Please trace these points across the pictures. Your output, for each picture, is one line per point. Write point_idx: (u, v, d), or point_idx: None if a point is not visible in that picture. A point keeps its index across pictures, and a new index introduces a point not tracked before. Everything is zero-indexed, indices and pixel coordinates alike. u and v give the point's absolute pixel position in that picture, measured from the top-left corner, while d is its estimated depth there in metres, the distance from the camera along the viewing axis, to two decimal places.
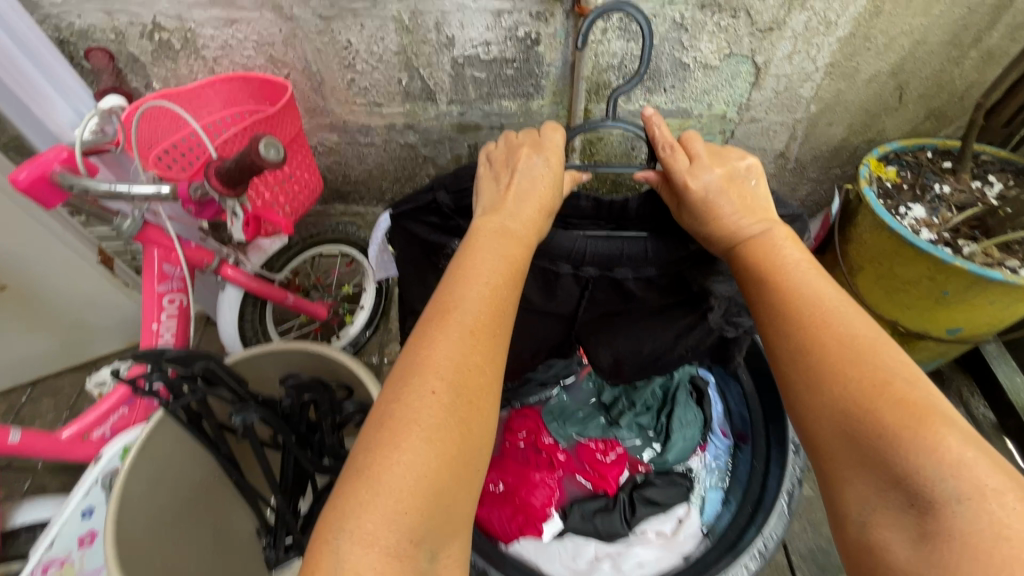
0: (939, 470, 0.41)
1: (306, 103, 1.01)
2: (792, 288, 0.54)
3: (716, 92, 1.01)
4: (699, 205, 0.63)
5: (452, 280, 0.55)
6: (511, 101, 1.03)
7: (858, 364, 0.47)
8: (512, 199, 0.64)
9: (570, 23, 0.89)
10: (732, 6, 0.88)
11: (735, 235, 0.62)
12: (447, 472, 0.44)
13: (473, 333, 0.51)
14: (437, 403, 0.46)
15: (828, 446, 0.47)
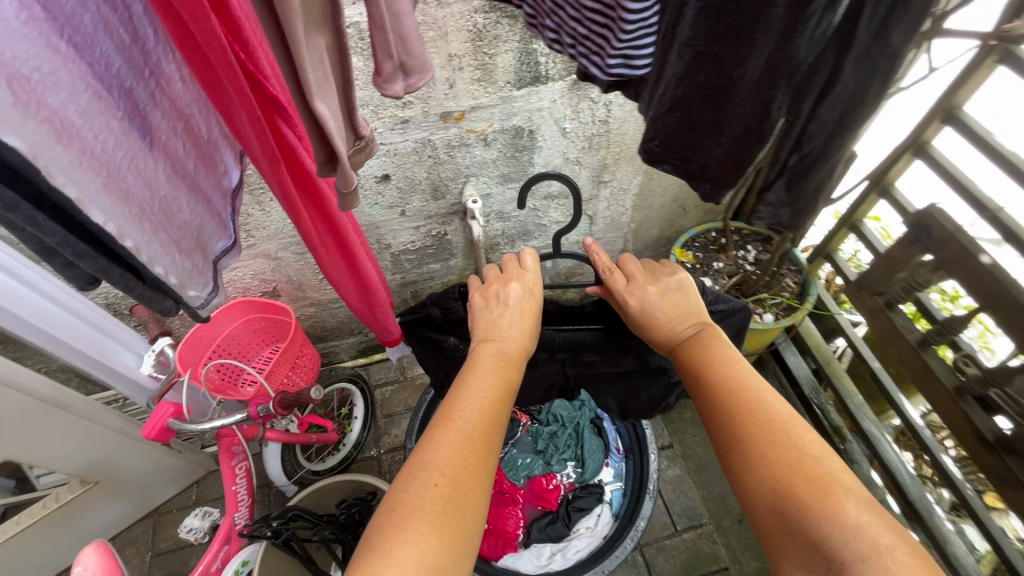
0: (843, 533, 0.53)
1: (291, 296, 1.42)
2: (721, 385, 0.70)
3: (567, 231, 1.52)
4: (644, 315, 0.83)
5: (456, 390, 0.69)
6: (435, 264, 1.49)
7: (789, 462, 0.60)
8: (507, 325, 0.80)
9: (464, 224, 1.37)
10: (564, 194, 1.38)
11: (669, 336, 0.82)
12: (451, 543, 0.55)
13: (471, 438, 0.63)
14: (438, 492, 0.57)
15: (764, 516, 0.60)
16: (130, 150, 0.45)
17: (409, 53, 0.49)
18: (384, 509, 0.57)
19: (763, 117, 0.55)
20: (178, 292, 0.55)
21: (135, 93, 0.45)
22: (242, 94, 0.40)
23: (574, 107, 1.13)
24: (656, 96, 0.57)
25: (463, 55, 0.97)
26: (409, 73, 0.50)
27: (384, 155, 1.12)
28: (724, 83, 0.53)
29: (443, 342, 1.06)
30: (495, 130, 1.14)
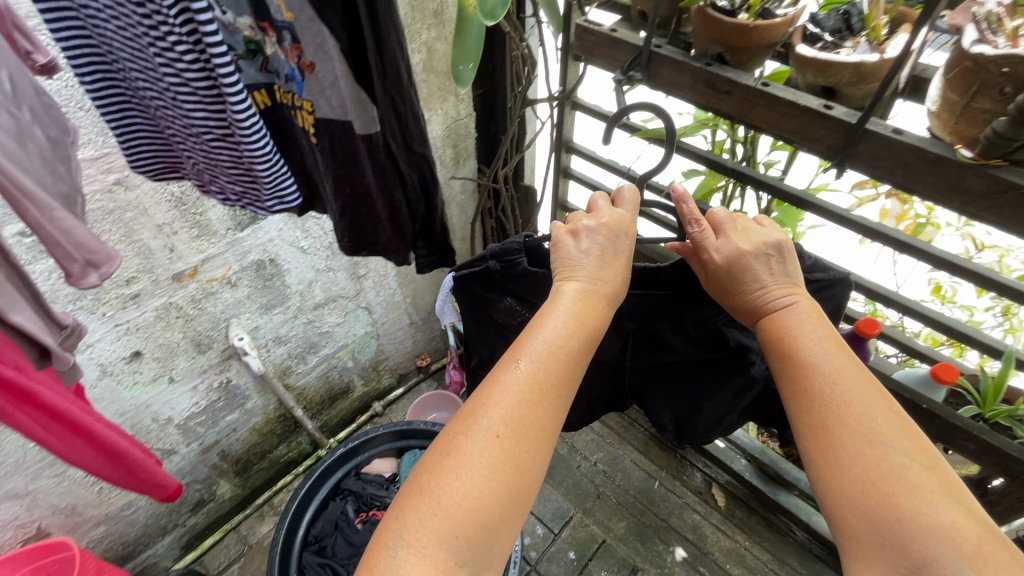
0: (956, 559, 0.42)
1: (65, 526, 1.23)
2: (821, 356, 0.54)
3: (353, 328, 1.60)
4: (726, 276, 0.62)
5: (531, 341, 0.53)
6: (232, 413, 1.45)
7: (898, 472, 0.46)
8: (584, 266, 0.60)
9: (244, 363, 1.38)
10: (332, 298, 1.48)
11: (759, 310, 0.61)
12: (511, 486, 0.48)
13: (541, 389, 0.51)
14: (499, 447, 0.48)
15: (847, 517, 0.48)
16: None
17: (91, 253, 0.57)
18: (426, 467, 0.48)
19: (394, 205, 0.69)
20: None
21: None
22: None
23: (302, 227, 1.28)
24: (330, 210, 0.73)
25: (172, 220, 1.05)
26: (97, 267, 0.58)
27: (125, 333, 1.10)
28: (361, 190, 0.68)
29: (495, 305, 0.80)
30: (236, 271, 1.22)
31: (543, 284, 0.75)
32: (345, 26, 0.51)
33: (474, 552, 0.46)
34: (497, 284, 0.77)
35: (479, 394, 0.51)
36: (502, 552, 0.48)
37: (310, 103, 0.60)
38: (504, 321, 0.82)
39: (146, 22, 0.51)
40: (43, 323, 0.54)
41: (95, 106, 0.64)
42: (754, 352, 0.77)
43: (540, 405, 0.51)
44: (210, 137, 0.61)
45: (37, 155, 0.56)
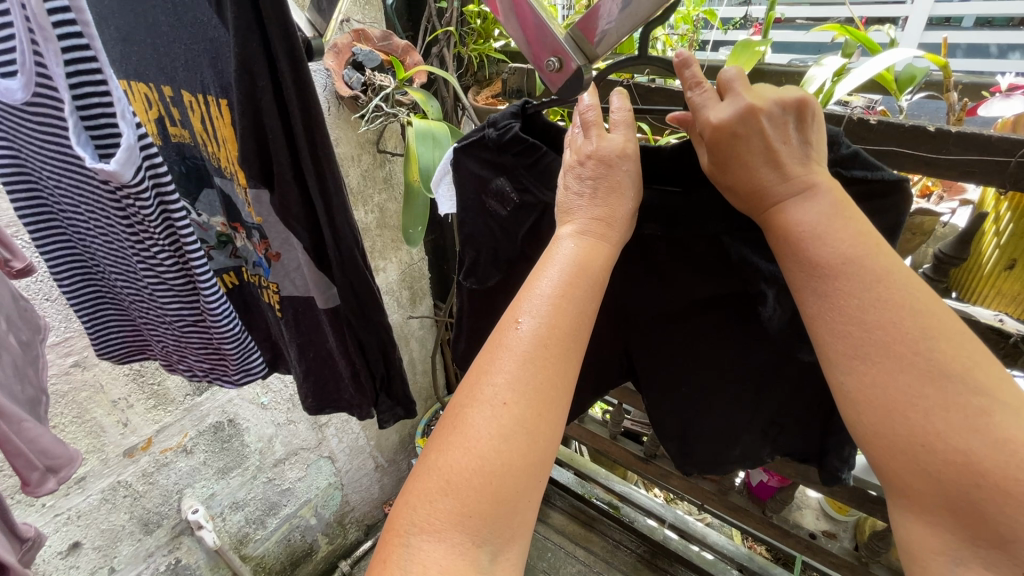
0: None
1: None
2: (858, 262, 0.40)
3: (315, 481, 1.54)
4: (725, 155, 0.44)
5: (529, 297, 0.44)
6: None
7: (974, 427, 0.35)
8: (580, 207, 0.48)
9: (197, 538, 1.27)
10: (292, 451, 1.44)
11: (776, 205, 0.43)
12: (529, 454, 0.40)
13: (547, 347, 0.42)
14: (507, 418, 0.40)
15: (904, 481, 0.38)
16: None
17: (53, 456, 0.58)
18: (431, 446, 0.41)
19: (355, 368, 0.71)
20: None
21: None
22: None
23: (261, 383, 1.29)
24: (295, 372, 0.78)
25: (128, 394, 1.04)
26: (58, 469, 0.59)
27: (64, 525, 1.02)
28: (323, 352, 0.73)
29: (488, 189, 0.61)
30: (192, 436, 1.19)
31: (537, 165, 0.57)
32: (308, 227, 0.57)
33: (496, 532, 0.38)
34: (494, 166, 0.59)
35: (480, 361, 0.43)
36: (528, 529, 0.41)
37: (276, 284, 0.68)
38: (492, 212, 0.62)
39: (134, 239, 0.59)
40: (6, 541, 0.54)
41: (70, 304, 0.69)
42: (767, 280, 0.56)
43: (548, 364, 0.42)
44: (184, 324, 0.66)
45: (9, 363, 0.59)
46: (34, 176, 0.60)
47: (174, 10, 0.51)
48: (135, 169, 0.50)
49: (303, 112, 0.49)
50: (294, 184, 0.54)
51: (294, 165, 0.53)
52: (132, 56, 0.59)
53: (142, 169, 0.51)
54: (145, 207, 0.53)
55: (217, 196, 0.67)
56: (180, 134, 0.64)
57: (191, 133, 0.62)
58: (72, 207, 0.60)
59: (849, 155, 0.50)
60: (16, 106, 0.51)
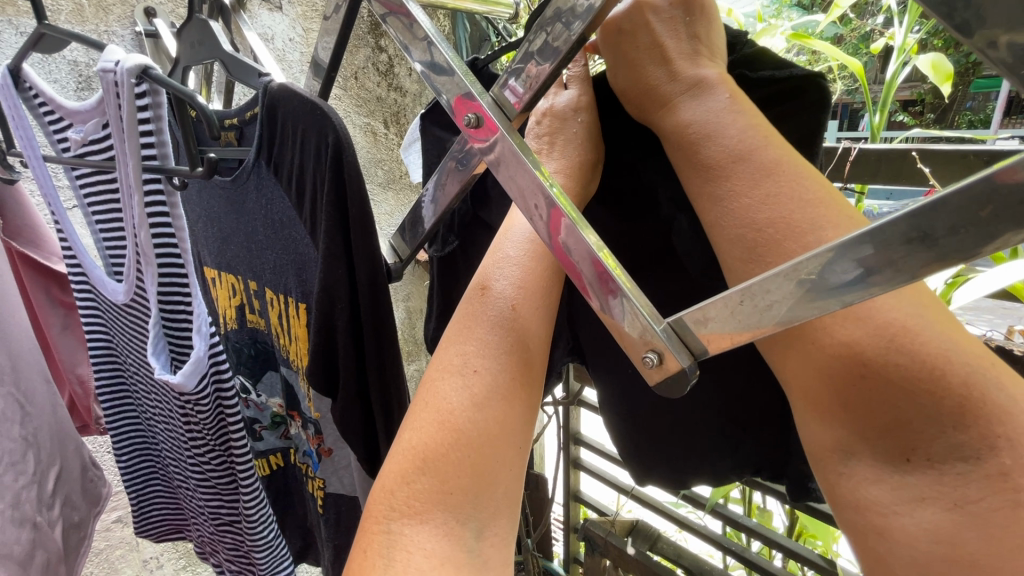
0: (935, 422, 0.33)
1: None
2: (750, 157, 0.37)
3: None
4: (616, 55, 0.43)
5: (497, 261, 0.43)
6: None
7: (855, 315, 0.35)
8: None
9: None
10: None
11: (665, 106, 0.41)
12: (505, 420, 0.37)
13: (516, 308, 0.40)
14: (480, 384, 0.38)
15: (806, 394, 0.37)
16: None
17: None
18: (406, 425, 0.39)
19: None
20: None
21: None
22: None
23: None
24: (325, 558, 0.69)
25: (160, 553, 0.99)
26: None
27: None
28: None
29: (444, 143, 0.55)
30: None
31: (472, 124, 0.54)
32: (363, 441, 0.52)
33: (480, 508, 0.35)
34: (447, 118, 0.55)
35: (451, 333, 0.42)
36: (515, 500, 0.37)
37: (322, 480, 0.64)
38: None
39: (186, 432, 0.56)
40: None
41: (123, 479, 0.66)
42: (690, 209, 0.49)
43: (518, 320, 0.40)
44: (221, 522, 0.62)
45: (42, 564, 0.54)
46: (115, 352, 0.61)
47: (272, 225, 0.54)
48: (197, 379, 0.50)
49: (375, 329, 0.47)
50: (356, 397, 0.50)
51: (360, 380, 0.50)
52: (228, 251, 0.63)
53: (205, 377, 0.51)
54: (202, 412, 0.53)
55: (279, 380, 0.66)
56: (256, 321, 0.65)
57: (267, 322, 0.63)
58: (144, 394, 0.60)
59: (755, 54, 0.46)
60: (116, 304, 0.55)
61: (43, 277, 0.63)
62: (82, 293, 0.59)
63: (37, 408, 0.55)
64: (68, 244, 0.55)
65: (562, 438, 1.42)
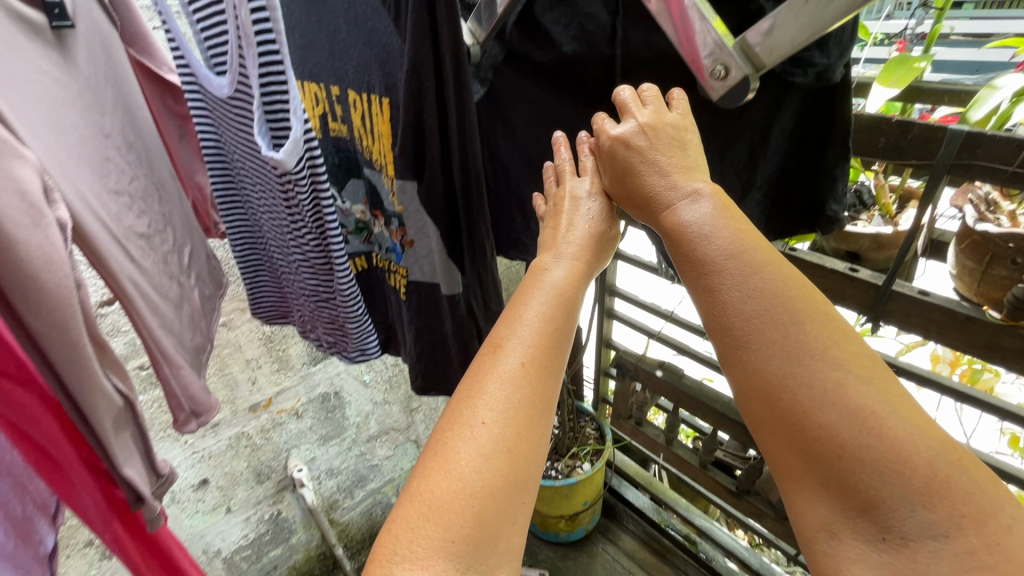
0: (905, 499, 0.37)
1: None
2: (740, 256, 0.44)
3: (401, 463, 1.62)
4: (620, 164, 0.53)
5: (512, 326, 0.47)
6: (276, 549, 1.42)
7: (833, 401, 0.39)
8: (564, 240, 0.55)
9: (297, 495, 1.40)
10: (385, 431, 1.54)
11: (669, 207, 0.50)
12: (510, 475, 0.40)
13: (526, 373, 0.44)
14: (487, 437, 0.41)
15: (785, 464, 0.42)
16: (18, 543, 0.56)
17: (198, 404, 0.61)
18: (415, 471, 0.42)
19: (462, 337, 0.75)
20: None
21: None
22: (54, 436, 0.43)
23: (367, 363, 1.41)
24: (408, 352, 0.86)
25: (259, 356, 1.18)
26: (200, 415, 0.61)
27: (199, 460, 1.19)
28: (439, 337, 0.80)
29: None
30: (304, 402, 1.32)
31: None
32: (447, 221, 0.62)
33: (480, 558, 0.38)
34: None
35: (465, 387, 0.45)
36: (515, 554, 0.40)
37: (406, 269, 0.75)
38: None
39: (289, 216, 0.66)
40: (147, 473, 0.51)
41: (238, 264, 0.80)
42: None
43: (526, 381, 0.44)
44: (319, 299, 0.75)
45: (191, 311, 0.66)
46: (221, 149, 0.69)
47: (356, 20, 0.58)
48: (297, 158, 0.58)
49: (458, 108, 0.52)
50: (440, 179, 0.58)
51: (444, 164, 0.57)
52: (311, 58, 0.68)
53: (302, 160, 0.59)
54: (301, 193, 0.61)
55: (362, 186, 0.75)
56: (339, 129, 0.72)
57: (350, 128, 0.70)
58: (251, 186, 0.69)
59: None
60: (222, 101, 0.62)
61: (158, 87, 0.68)
62: (192, 94, 0.65)
63: (166, 190, 0.65)
64: (181, 53, 0.62)
65: (598, 287, 1.53)
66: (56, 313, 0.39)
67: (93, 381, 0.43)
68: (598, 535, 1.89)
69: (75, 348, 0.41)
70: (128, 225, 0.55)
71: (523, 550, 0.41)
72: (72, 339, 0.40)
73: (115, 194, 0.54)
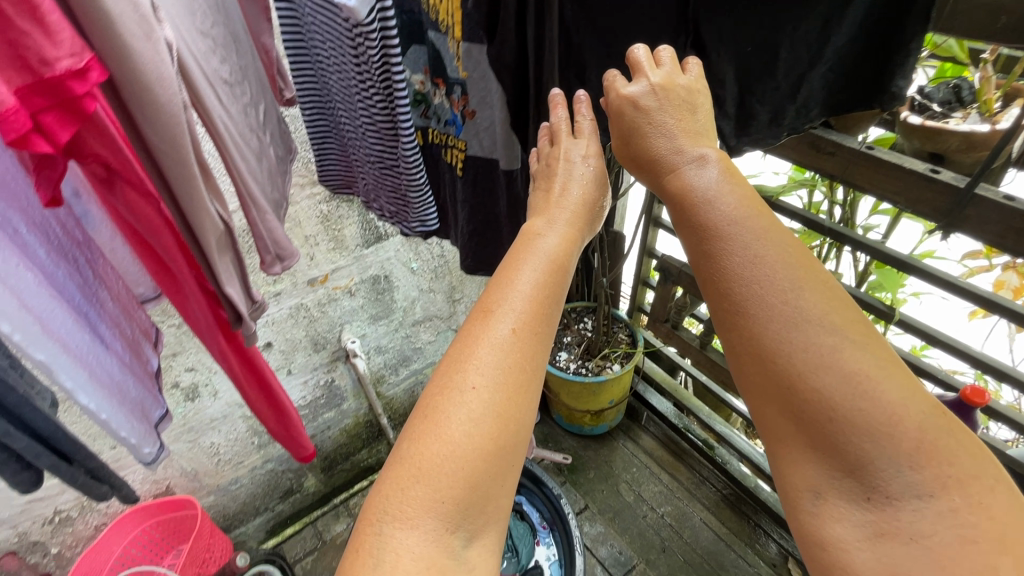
0: (893, 461, 0.39)
1: (186, 489, 1.41)
2: (740, 223, 0.48)
3: (441, 348, 1.74)
4: (629, 127, 0.58)
5: (507, 292, 0.49)
6: (330, 411, 1.59)
7: (827, 366, 0.41)
8: (558, 210, 0.59)
9: (349, 366, 1.53)
10: (429, 317, 1.64)
11: (675, 172, 0.54)
12: (498, 439, 0.43)
13: (518, 340, 0.46)
14: (477, 402, 0.43)
15: (776, 430, 0.44)
16: (119, 358, 0.66)
17: (281, 247, 0.66)
18: (405, 434, 0.44)
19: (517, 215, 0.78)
20: (135, 451, 0.69)
21: (49, 223, 0.56)
22: (172, 249, 0.50)
23: (414, 251, 1.46)
24: (459, 232, 0.86)
25: (316, 234, 1.24)
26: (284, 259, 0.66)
27: (264, 326, 1.29)
28: (491, 216, 0.81)
29: None
30: (356, 282, 1.40)
31: None
32: (514, 84, 0.64)
33: (468, 518, 0.41)
34: None
35: (456, 351, 0.46)
36: (500, 516, 0.43)
37: (464, 142, 0.74)
38: None
39: (358, 74, 0.67)
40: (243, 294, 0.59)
41: (308, 130, 0.83)
42: None
43: (517, 347, 0.46)
44: (382, 167, 0.77)
45: (267, 167, 0.70)
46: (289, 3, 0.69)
47: None
48: (369, 8, 0.57)
49: None
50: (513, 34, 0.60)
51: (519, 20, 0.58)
52: None
53: (374, 11, 0.58)
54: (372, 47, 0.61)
55: (427, 52, 0.72)
56: None
57: None
58: (322, 44, 0.69)
59: None
60: None
61: None
62: None
63: (242, 44, 0.65)
64: None
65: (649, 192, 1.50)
66: (167, 128, 0.43)
67: (199, 200, 0.48)
68: (619, 432, 2.02)
69: (184, 165, 0.46)
70: (213, 70, 0.56)
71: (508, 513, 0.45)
72: (181, 155, 0.45)
73: (201, 36, 0.55)
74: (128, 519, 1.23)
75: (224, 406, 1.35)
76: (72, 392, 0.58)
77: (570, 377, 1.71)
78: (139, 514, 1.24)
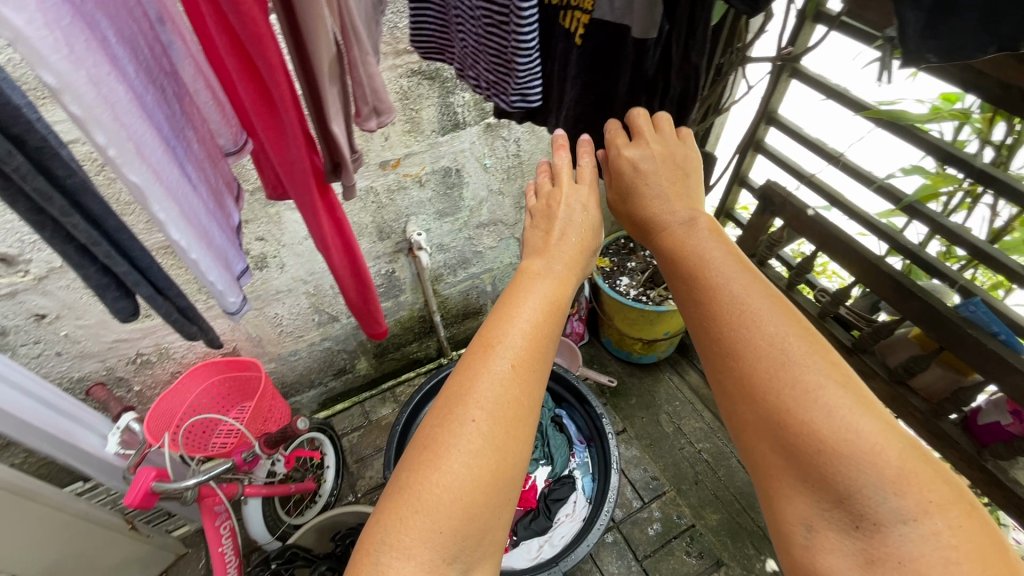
0: (879, 489, 0.44)
1: (251, 352, 1.48)
2: (723, 275, 0.55)
3: (501, 255, 1.70)
4: (628, 186, 0.69)
5: (506, 327, 0.54)
6: (387, 301, 1.60)
7: (814, 399, 0.46)
8: (554, 254, 0.64)
9: (410, 260, 1.52)
10: (493, 222, 1.58)
11: (665, 229, 0.64)
12: (495, 471, 0.47)
13: (516, 373, 0.51)
14: (476, 435, 0.47)
15: (768, 463, 0.49)
16: (205, 202, 0.63)
17: (380, 100, 0.60)
18: (409, 459, 0.49)
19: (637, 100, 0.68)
20: (221, 298, 0.69)
21: (137, 38, 0.50)
22: (275, 73, 0.46)
23: (489, 146, 1.37)
24: (561, 116, 0.77)
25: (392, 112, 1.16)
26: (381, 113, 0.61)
27: None
28: (605, 97, 0.71)
29: None
30: (427, 172, 1.33)
31: None
32: None
33: (463, 548, 0.45)
34: None
35: (457, 385, 0.51)
36: (494, 545, 0.48)
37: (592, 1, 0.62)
38: None
39: None
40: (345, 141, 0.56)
41: None
42: None
43: (516, 382, 0.51)
44: (489, 22, 0.66)
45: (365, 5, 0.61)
46: None
47: None
48: None
49: None
50: None
51: None
52: None
53: None
54: None
55: None
56: None
57: None
58: None
59: None
60: None
61: None
62: None
63: None
64: None
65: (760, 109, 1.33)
66: None
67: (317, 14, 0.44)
68: (667, 365, 1.98)
69: None
70: None
71: (502, 539, 0.49)
72: None
73: None
74: (195, 372, 1.28)
75: (290, 281, 1.37)
76: (163, 224, 0.56)
77: (629, 302, 1.65)
78: (204, 370, 1.29)
